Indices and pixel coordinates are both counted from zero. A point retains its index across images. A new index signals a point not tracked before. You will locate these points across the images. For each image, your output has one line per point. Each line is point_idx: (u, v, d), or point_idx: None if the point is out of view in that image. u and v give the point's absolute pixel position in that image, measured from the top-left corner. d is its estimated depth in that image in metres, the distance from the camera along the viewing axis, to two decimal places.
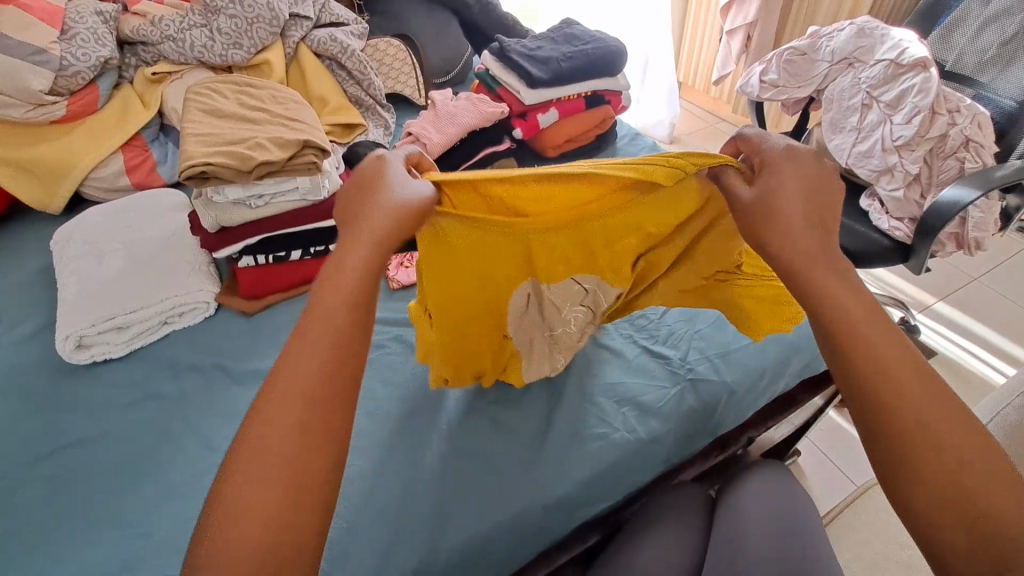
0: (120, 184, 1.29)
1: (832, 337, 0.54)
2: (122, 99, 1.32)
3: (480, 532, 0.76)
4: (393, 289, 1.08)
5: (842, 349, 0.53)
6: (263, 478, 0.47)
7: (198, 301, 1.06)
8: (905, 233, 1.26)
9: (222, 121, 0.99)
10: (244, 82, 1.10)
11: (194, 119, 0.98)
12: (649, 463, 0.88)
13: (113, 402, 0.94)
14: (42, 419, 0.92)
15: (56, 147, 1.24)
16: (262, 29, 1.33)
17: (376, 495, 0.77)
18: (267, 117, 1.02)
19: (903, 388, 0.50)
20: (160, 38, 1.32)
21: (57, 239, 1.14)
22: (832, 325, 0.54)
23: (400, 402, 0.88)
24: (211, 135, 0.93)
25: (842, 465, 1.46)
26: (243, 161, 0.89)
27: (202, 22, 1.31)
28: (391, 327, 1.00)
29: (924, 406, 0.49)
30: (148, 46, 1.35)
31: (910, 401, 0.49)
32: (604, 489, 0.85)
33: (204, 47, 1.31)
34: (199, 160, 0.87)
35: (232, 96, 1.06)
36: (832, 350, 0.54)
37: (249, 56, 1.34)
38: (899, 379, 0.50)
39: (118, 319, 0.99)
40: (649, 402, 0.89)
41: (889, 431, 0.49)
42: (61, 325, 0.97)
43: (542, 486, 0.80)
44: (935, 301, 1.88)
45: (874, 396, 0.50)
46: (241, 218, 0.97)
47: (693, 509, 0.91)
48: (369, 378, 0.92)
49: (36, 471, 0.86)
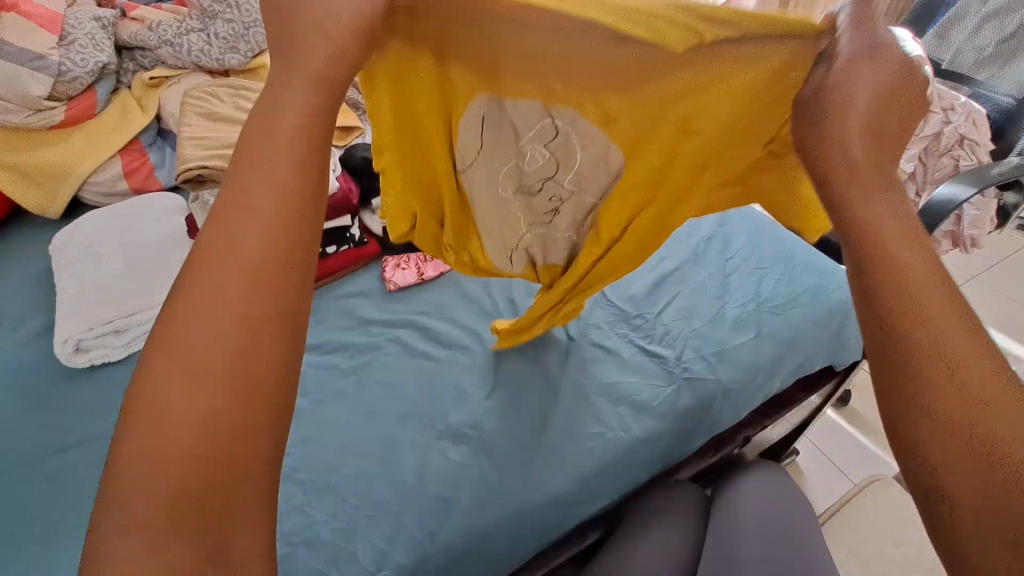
0: (118, 188, 1.30)
1: (870, 300, 0.34)
2: (120, 104, 1.33)
3: (476, 532, 0.76)
4: (389, 291, 1.08)
5: (886, 316, 0.33)
6: (194, 396, 0.32)
7: None
8: None
9: (219, 125, 1.00)
10: (241, 85, 1.10)
11: (191, 122, 0.99)
12: (645, 463, 0.88)
13: (111, 405, 0.95)
14: (41, 422, 0.93)
15: (55, 152, 1.25)
16: (259, 33, 1.34)
17: (372, 496, 0.78)
18: None
19: (972, 379, 0.31)
20: (157, 42, 1.32)
21: (56, 243, 1.14)
22: (879, 274, 0.34)
23: (396, 403, 0.88)
24: (207, 138, 0.94)
25: (839, 465, 1.51)
26: None
27: (200, 27, 1.32)
28: (388, 328, 1.00)
29: (1005, 417, 0.30)
30: (145, 51, 1.36)
31: (981, 403, 0.30)
32: (601, 489, 0.84)
33: (201, 51, 1.32)
34: (194, 164, 0.88)
35: (229, 99, 1.07)
36: (870, 319, 0.34)
37: (246, 60, 1.35)
38: (968, 372, 0.31)
39: (117, 322, 1.00)
40: (647, 392, 0.89)
41: (946, 443, 0.30)
42: (61, 328, 0.99)
43: (538, 486, 0.80)
44: None
45: (927, 391, 0.31)
46: None
47: (689, 509, 0.91)
48: (366, 379, 0.92)
49: (35, 473, 0.86)
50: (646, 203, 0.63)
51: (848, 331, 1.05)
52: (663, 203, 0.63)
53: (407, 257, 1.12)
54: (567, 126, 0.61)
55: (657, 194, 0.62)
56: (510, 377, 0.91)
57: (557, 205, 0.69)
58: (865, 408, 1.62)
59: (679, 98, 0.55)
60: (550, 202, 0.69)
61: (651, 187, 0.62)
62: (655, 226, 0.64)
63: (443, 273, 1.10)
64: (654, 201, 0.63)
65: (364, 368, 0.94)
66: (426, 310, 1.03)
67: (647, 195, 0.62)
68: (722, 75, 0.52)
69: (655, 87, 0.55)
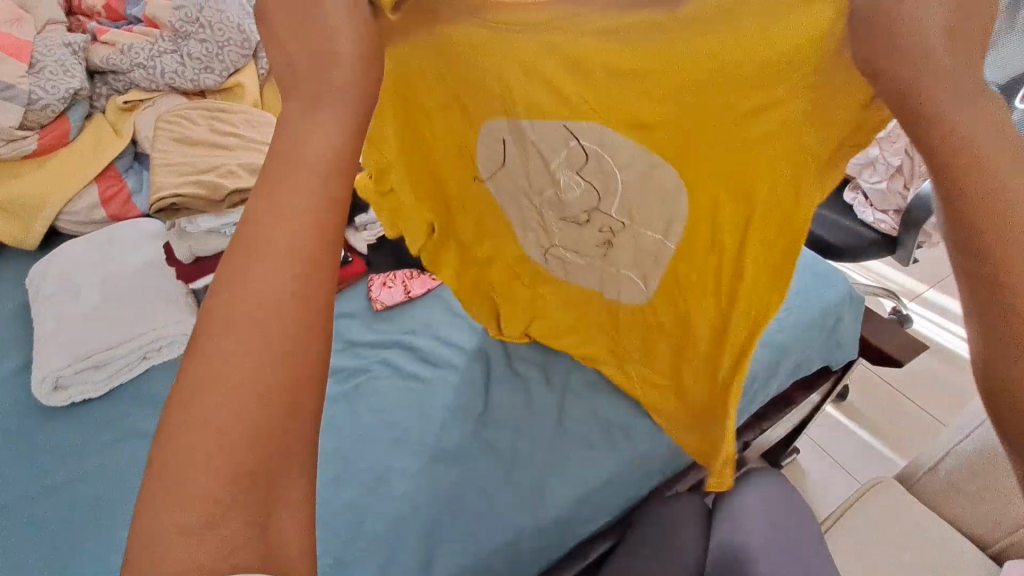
0: (96, 216, 1.27)
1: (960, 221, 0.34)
2: (94, 130, 1.30)
3: (474, 558, 0.74)
4: (376, 310, 1.05)
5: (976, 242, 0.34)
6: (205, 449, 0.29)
7: (175, 335, 1.03)
8: (890, 226, 1.24)
9: (194, 149, 0.98)
10: (216, 106, 1.07)
11: (165, 148, 0.97)
12: (643, 476, 0.87)
13: (94, 443, 0.92)
14: (21, 464, 0.90)
15: (27, 182, 1.21)
16: (233, 52, 1.32)
17: (366, 528, 0.76)
18: (239, 143, 1.00)
19: None
20: (130, 65, 1.29)
21: (31, 277, 1.11)
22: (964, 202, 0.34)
23: (388, 428, 0.86)
24: (181, 164, 0.92)
25: (838, 460, 1.49)
26: (214, 190, 0.88)
27: (173, 48, 1.29)
28: (377, 350, 0.98)
29: None
30: (118, 75, 1.32)
31: None
32: (599, 506, 0.83)
33: (175, 72, 1.29)
34: (167, 193, 0.87)
35: (205, 122, 1.04)
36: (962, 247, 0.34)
37: (222, 79, 1.33)
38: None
39: (96, 357, 0.97)
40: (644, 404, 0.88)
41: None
42: (38, 366, 0.95)
43: (535, 507, 0.78)
44: (925, 289, 1.89)
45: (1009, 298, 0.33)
46: (215, 247, 0.95)
47: (692, 518, 0.89)
48: (356, 404, 0.90)
49: (16, 519, 0.83)
50: (733, 220, 0.48)
51: (841, 331, 1.04)
52: (759, 211, 0.46)
53: (393, 274, 1.09)
54: (595, 143, 0.55)
55: (742, 200, 0.47)
56: (502, 395, 0.89)
57: (609, 236, 0.65)
58: (862, 401, 1.61)
59: (710, 80, 0.42)
60: (601, 233, 0.65)
61: (733, 194, 0.48)
62: (758, 245, 0.47)
63: (430, 289, 1.07)
64: (748, 209, 0.46)
65: (353, 393, 0.91)
66: (415, 329, 1.01)
67: (736, 205, 0.48)
68: (754, 39, 0.39)
69: (666, 55, 0.42)
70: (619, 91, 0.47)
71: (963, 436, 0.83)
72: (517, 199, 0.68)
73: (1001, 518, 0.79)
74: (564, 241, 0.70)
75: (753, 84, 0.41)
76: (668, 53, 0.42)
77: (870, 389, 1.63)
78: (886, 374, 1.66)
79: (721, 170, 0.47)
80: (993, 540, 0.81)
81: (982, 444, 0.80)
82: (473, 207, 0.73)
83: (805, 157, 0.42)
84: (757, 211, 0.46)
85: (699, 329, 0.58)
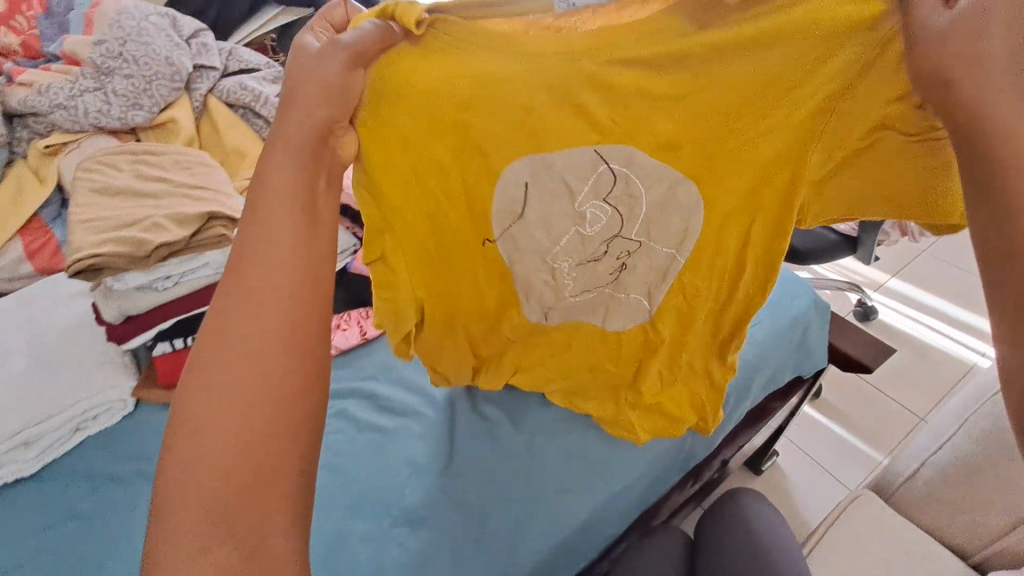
0: (21, 271, 1.17)
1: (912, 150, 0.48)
2: (15, 178, 1.21)
3: None
4: (331, 356, 1.00)
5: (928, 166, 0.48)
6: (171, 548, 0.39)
7: (111, 400, 0.96)
8: (849, 226, 1.25)
9: (118, 200, 0.90)
10: (142, 148, 1.00)
11: (83, 200, 0.89)
12: (618, 513, 0.84)
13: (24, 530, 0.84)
14: None
15: None
16: (163, 86, 1.24)
17: None
18: (167, 189, 0.93)
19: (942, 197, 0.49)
20: (48, 107, 1.19)
21: None
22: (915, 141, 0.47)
23: (348, 487, 0.80)
24: (100, 218, 0.84)
25: (818, 461, 1.49)
26: (138, 246, 0.80)
27: (96, 86, 1.21)
28: (333, 400, 0.93)
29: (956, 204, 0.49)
30: (38, 117, 1.23)
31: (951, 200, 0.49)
32: (573, 550, 0.81)
33: (99, 111, 1.20)
34: (85, 253, 0.78)
35: (130, 167, 0.97)
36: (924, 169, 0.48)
37: (153, 116, 1.24)
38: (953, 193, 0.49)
39: (26, 433, 0.88)
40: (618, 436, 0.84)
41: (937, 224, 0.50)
42: None
43: (504, 566, 0.76)
44: (888, 279, 1.91)
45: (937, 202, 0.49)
46: (147, 304, 0.89)
47: (671, 552, 0.86)
48: (312, 463, 0.84)
49: None
50: (746, 219, 0.55)
51: (809, 340, 1.03)
52: (772, 206, 0.53)
53: (348, 315, 1.03)
54: (624, 166, 0.55)
55: (756, 200, 0.54)
56: (468, 440, 0.84)
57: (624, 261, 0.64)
58: (838, 399, 1.62)
59: (760, 95, 0.47)
60: (616, 259, 0.64)
61: (749, 196, 0.54)
62: (762, 236, 0.56)
63: None
64: (757, 207, 0.54)
65: None
66: (373, 374, 0.96)
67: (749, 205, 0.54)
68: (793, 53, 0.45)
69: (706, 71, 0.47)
70: (655, 112, 0.50)
71: (938, 447, 0.81)
72: (528, 249, 0.64)
73: (980, 528, 0.78)
74: (573, 277, 0.67)
75: (787, 93, 0.47)
76: (725, 70, 0.46)
77: (850, 389, 1.63)
78: (868, 376, 1.65)
79: (740, 180, 0.53)
80: (975, 549, 0.79)
81: (957, 454, 0.78)
82: (470, 263, 0.66)
83: (811, 164, 0.50)
84: (771, 205, 0.53)
85: (701, 316, 0.65)
